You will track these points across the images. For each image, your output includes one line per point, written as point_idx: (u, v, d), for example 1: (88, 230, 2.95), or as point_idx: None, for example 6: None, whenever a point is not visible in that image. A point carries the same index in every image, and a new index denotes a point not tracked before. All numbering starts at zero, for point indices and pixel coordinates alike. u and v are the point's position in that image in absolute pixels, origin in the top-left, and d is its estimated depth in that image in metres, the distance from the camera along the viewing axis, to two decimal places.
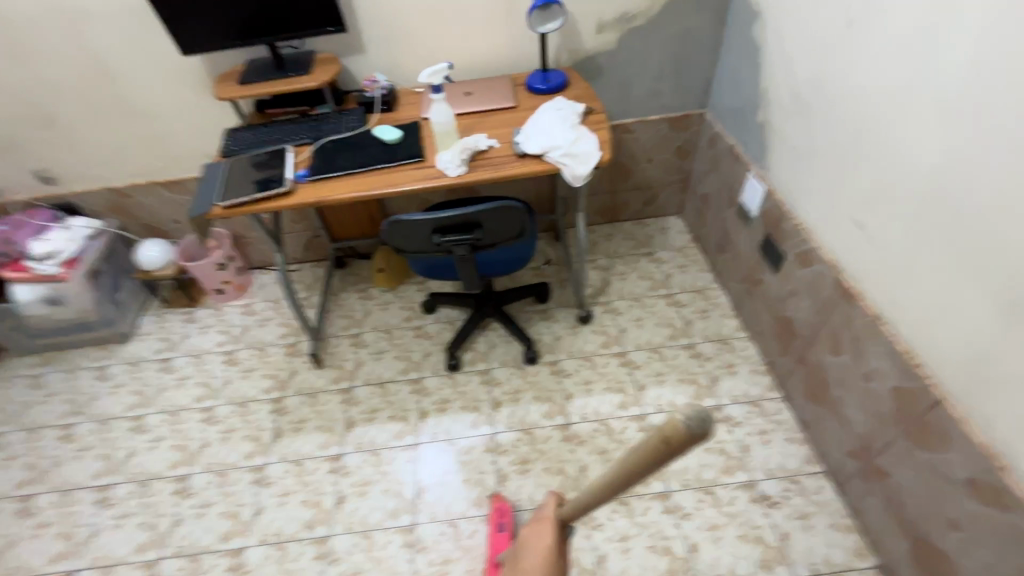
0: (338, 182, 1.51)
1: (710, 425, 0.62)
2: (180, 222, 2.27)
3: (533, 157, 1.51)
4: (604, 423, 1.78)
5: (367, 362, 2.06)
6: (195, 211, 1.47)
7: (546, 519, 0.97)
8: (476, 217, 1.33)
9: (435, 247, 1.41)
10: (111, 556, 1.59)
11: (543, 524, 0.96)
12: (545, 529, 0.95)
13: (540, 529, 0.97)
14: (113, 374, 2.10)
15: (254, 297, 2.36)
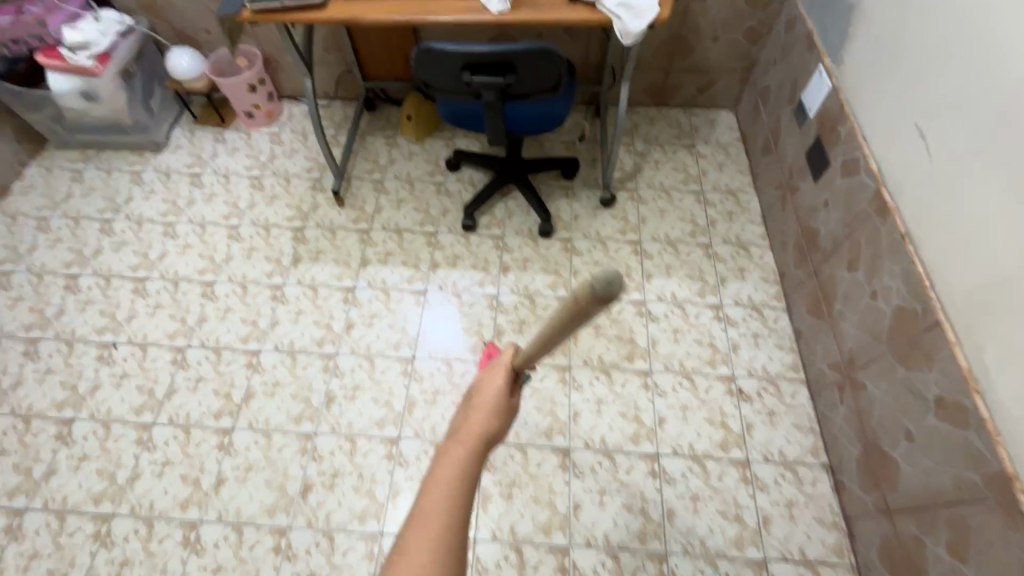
0: (372, 1, 1.40)
1: (617, 288, 0.67)
2: (211, 32, 2.19)
3: (584, 4, 1.36)
4: (603, 303, 1.85)
5: (386, 208, 2.11)
6: (224, 12, 1.41)
7: (502, 366, 0.87)
8: (511, 55, 1.24)
9: (464, 87, 1.34)
10: (148, 337, 1.81)
11: (496, 370, 0.86)
12: (497, 375, 0.85)
13: (494, 375, 0.87)
14: (148, 179, 2.20)
15: (284, 126, 2.35)
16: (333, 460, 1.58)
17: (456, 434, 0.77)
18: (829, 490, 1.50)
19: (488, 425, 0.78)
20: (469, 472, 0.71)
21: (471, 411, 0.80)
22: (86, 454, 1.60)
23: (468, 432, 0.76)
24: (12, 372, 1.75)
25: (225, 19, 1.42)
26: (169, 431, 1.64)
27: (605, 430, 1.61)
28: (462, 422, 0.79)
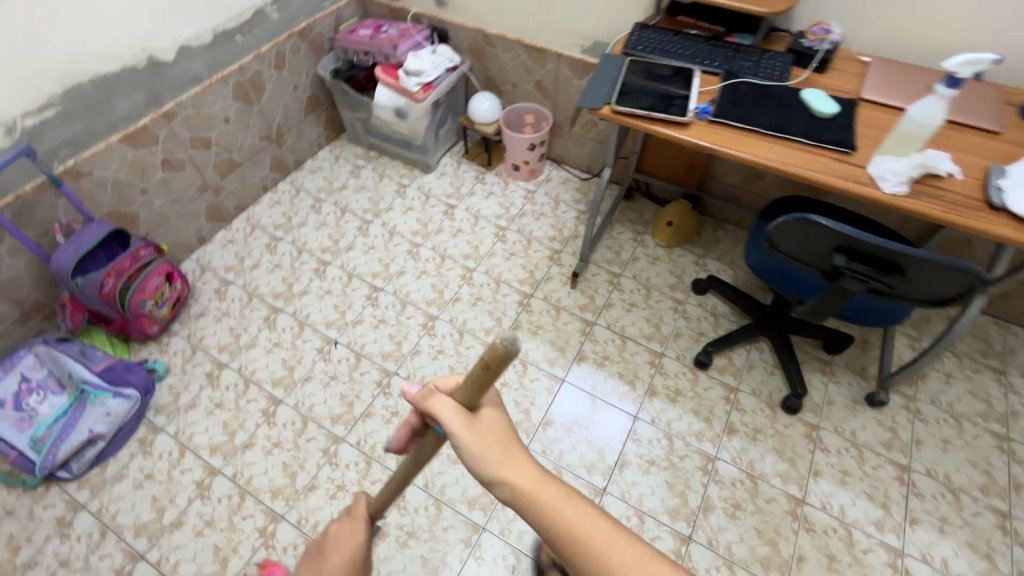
0: (743, 138, 1.28)
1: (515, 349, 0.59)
2: (516, 87, 2.29)
3: (1010, 217, 1.10)
4: (845, 528, 1.50)
5: (617, 306, 1.97)
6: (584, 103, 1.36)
7: (357, 518, 1.17)
8: (910, 259, 1.02)
9: (824, 264, 1.15)
10: (364, 349, 1.86)
11: (356, 523, 1.14)
12: (353, 527, 1.14)
13: (353, 528, 1.15)
14: (410, 195, 2.34)
15: (541, 186, 2.38)
16: (492, 567, 1.45)
17: None
18: None
19: (349, 575, 1.04)
20: None
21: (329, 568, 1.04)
22: (280, 441, 1.64)
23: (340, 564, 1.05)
24: (251, 331, 1.90)
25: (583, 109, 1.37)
26: (352, 455, 1.63)
27: None
28: None
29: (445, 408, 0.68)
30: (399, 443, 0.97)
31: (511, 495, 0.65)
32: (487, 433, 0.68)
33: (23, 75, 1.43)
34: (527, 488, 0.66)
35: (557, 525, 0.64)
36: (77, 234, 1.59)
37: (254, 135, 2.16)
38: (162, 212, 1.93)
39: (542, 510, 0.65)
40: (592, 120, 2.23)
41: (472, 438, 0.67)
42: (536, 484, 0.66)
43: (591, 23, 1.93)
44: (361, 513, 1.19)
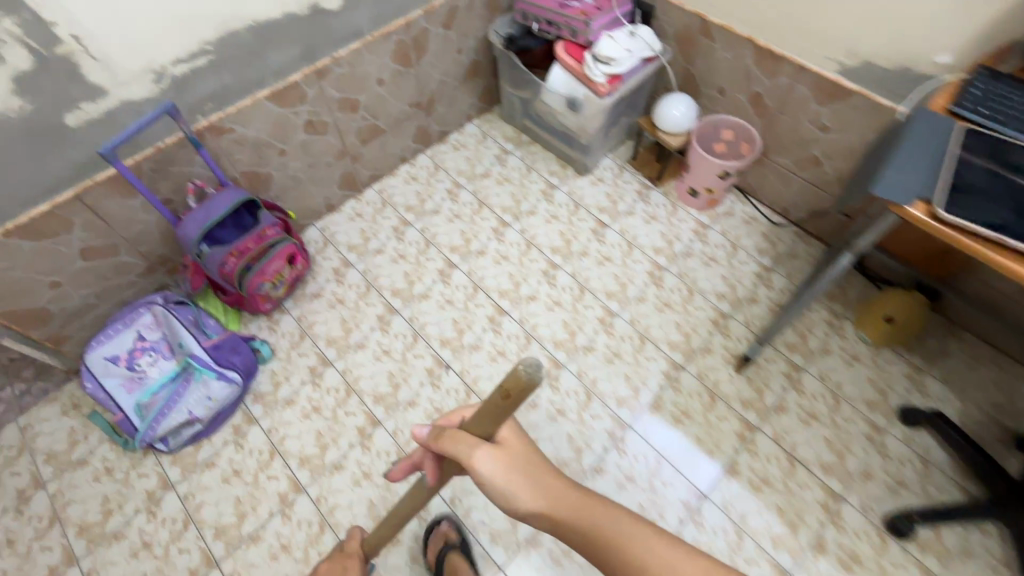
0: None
1: (537, 374, 0.58)
2: (723, 95, 1.80)
3: None
4: None
5: (789, 413, 1.55)
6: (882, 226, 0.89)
7: (349, 556, 1.22)
8: None
9: None
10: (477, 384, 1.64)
11: (348, 560, 1.21)
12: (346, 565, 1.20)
13: (343, 564, 1.21)
14: (557, 201, 2.01)
15: (716, 222, 1.93)
16: None
17: None
18: None
19: None
20: None
21: None
22: (371, 472, 1.48)
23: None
24: (362, 329, 1.72)
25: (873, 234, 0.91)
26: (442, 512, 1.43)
27: None
28: None
29: (473, 439, 0.76)
30: (404, 471, 0.93)
31: (533, 508, 0.78)
32: (513, 457, 0.78)
33: (178, 15, 1.22)
34: (539, 509, 0.78)
35: (567, 521, 0.78)
36: (209, 201, 1.42)
37: (404, 102, 1.89)
38: (297, 177, 1.76)
39: (558, 518, 0.78)
40: (814, 157, 1.71)
41: (493, 463, 0.76)
42: (547, 507, 0.78)
43: (867, 35, 1.39)
44: (356, 552, 1.23)
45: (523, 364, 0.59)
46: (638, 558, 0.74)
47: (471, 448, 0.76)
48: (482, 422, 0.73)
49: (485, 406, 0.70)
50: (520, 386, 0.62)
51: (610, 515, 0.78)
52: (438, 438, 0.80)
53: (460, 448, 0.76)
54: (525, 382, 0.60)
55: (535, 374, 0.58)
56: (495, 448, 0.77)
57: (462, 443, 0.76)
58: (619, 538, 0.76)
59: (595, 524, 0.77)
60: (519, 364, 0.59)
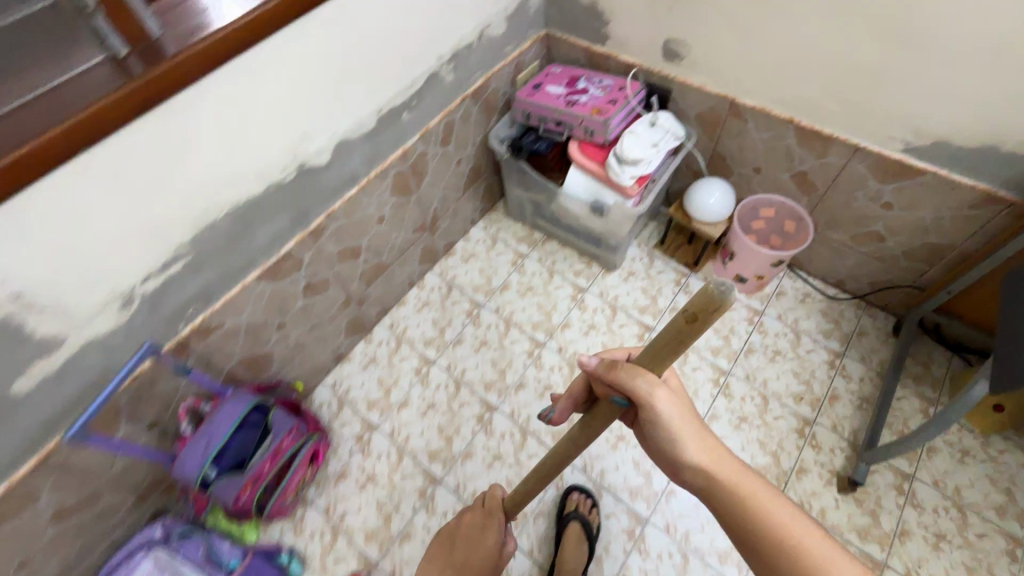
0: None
1: (723, 299, 0.62)
2: (760, 174, 1.63)
3: None
4: None
5: (914, 539, 1.36)
6: (1004, 372, 1.02)
7: (491, 515, 1.27)
8: None
9: None
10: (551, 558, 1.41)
11: (491, 520, 1.27)
12: (489, 528, 1.26)
13: (484, 525, 1.26)
14: (591, 307, 1.80)
15: (770, 306, 1.76)
16: None
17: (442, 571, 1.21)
18: None
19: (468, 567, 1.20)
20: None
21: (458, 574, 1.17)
22: None
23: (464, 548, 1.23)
24: (404, 511, 1.46)
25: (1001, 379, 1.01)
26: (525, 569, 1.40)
27: None
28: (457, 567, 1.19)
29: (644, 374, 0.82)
30: (558, 415, 1.09)
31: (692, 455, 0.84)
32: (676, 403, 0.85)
33: (186, 139, 0.96)
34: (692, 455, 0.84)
35: (711, 468, 0.84)
36: (211, 421, 1.20)
37: (407, 230, 1.67)
38: (300, 342, 1.51)
39: (702, 459, 0.84)
40: (875, 232, 1.54)
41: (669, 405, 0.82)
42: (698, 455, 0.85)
43: (937, 114, 1.23)
44: (496, 507, 1.29)
45: (718, 281, 0.62)
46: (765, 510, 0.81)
47: (650, 383, 0.79)
48: (654, 351, 0.77)
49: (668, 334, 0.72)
50: (713, 303, 0.65)
51: (739, 469, 0.85)
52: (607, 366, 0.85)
53: (641, 382, 0.79)
54: (710, 307, 0.64)
55: (723, 294, 0.61)
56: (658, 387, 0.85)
57: (640, 379, 0.80)
58: (750, 488, 0.83)
59: (727, 475, 0.83)
60: (710, 282, 0.62)
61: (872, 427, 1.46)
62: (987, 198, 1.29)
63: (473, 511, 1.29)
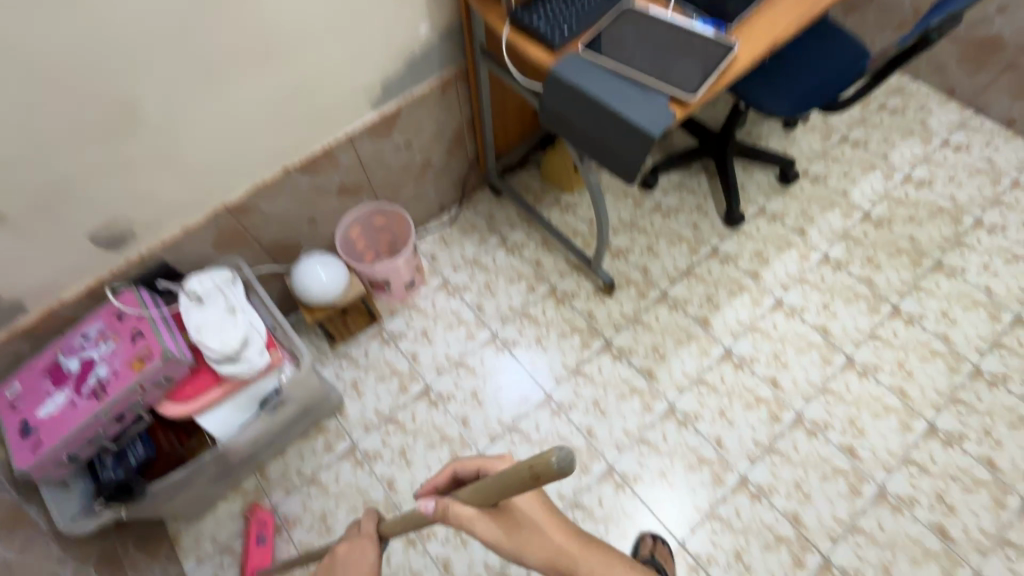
0: (760, 16, 1.12)
1: (568, 465, 0.56)
2: (317, 219, 1.51)
3: None
4: (891, 198, 1.92)
5: (650, 263, 1.81)
6: (622, 169, 1.07)
7: (367, 537, 0.92)
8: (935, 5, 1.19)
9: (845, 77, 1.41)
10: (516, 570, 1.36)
11: (363, 542, 0.91)
12: (364, 548, 0.91)
13: (358, 550, 0.90)
14: (379, 445, 1.53)
15: (443, 271, 1.81)
16: (923, 488, 1.44)
17: None
18: None
19: None
20: None
21: None
22: None
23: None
24: None
25: (627, 174, 1.06)
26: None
27: (1013, 283, 1.74)
28: None
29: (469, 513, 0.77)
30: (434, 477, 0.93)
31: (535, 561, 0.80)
32: (514, 521, 0.78)
33: None
34: (542, 557, 0.79)
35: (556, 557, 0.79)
36: None
37: None
38: None
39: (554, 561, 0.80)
40: (423, 162, 1.67)
41: (491, 532, 0.77)
42: (549, 553, 0.79)
43: (361, 74, 1.29)
44: (373, 531, 0.94)
45: (557, 454, 0.56)
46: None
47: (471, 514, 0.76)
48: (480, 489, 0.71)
49: (509, 475, 0.63)
50: (551, 474, 0.57)
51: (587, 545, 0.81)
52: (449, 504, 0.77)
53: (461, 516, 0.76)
54: (536, 474, 0.59)
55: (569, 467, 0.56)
56: (487, 514, 0.77)
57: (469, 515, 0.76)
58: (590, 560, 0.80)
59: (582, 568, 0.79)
60: (553, 455, 0.55)
61: (571, 248, 1.76)
62: (444, 84, 1.48)
63: (347, 541, 0.93)
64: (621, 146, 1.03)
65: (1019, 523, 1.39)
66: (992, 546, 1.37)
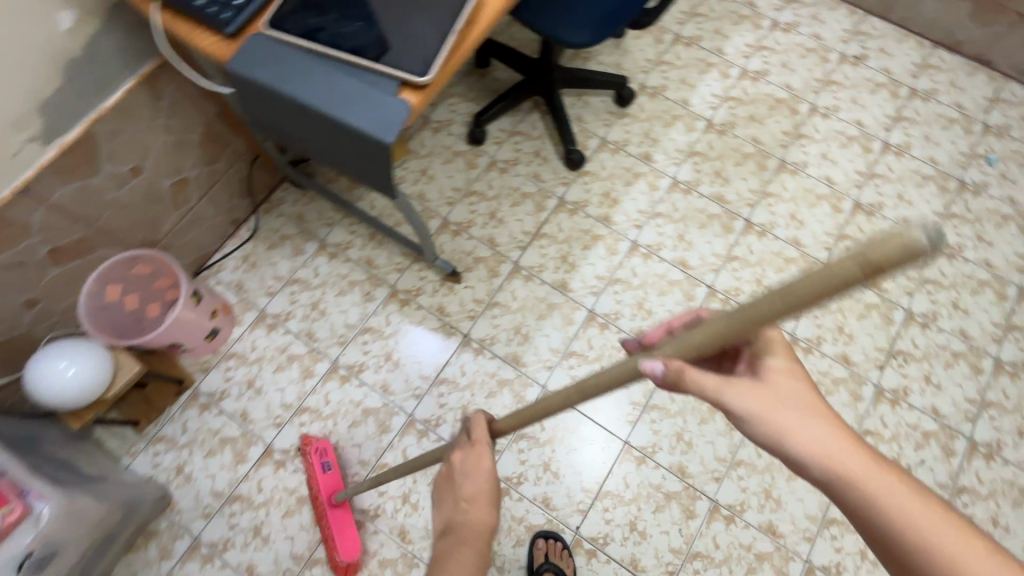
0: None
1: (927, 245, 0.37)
2: (42, 299, 1.16)
3: None
4: (731, 100, 1.80)
5: (495, 234, 1.61)
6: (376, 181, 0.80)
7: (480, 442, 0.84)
8: None
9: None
10: None
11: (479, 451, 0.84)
12: (483, 456, 0.84)
13: (478, 454, 0.84)
14: (227, 531, 1.32)
15: (256, 302, 1.52)
16: None
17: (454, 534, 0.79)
18: (955, 54, 1.87)
19: (486, 521, 0.81)
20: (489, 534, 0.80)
21: (469, 502, 0.82)
22: None
23: (467, 531, 0.79)
24: None
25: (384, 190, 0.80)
26: None
27: (850, 167, 1.72)
28: (463, 514, 0.81)
29: (721, 381, 0.60)
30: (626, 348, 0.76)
31: (798, 455, 0.58)
32: (784, 395, 0.60)
33: None
34: (810, 453, 0.57)
35: (831, 464, 0.57)
36: None
37: None
38: None
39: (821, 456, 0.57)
40: (175, 183, 1.31)
41: (749, 403, 0.60)
42: (822, 449, 0.57)
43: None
44: (488, 435, 0.86)
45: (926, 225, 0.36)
46: (929, 539, 0.52)
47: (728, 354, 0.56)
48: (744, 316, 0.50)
49: (822, 274, 0.42)
50: (910, 257, 0.37)
51: (896, 480, 0.56)
52: (685, 366, 0.59)
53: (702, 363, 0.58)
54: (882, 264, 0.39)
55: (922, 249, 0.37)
56: (741, 384, 0.60)
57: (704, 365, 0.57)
58: (894, 497, 0.54)
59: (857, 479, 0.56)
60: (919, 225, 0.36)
61: (400, 239, 1.51)
62: (149, 83, 1.09)
63: (460, 446, 0.86)
64: (358, 154, 0.77)
65: (875, 411, 1.46)
66: None
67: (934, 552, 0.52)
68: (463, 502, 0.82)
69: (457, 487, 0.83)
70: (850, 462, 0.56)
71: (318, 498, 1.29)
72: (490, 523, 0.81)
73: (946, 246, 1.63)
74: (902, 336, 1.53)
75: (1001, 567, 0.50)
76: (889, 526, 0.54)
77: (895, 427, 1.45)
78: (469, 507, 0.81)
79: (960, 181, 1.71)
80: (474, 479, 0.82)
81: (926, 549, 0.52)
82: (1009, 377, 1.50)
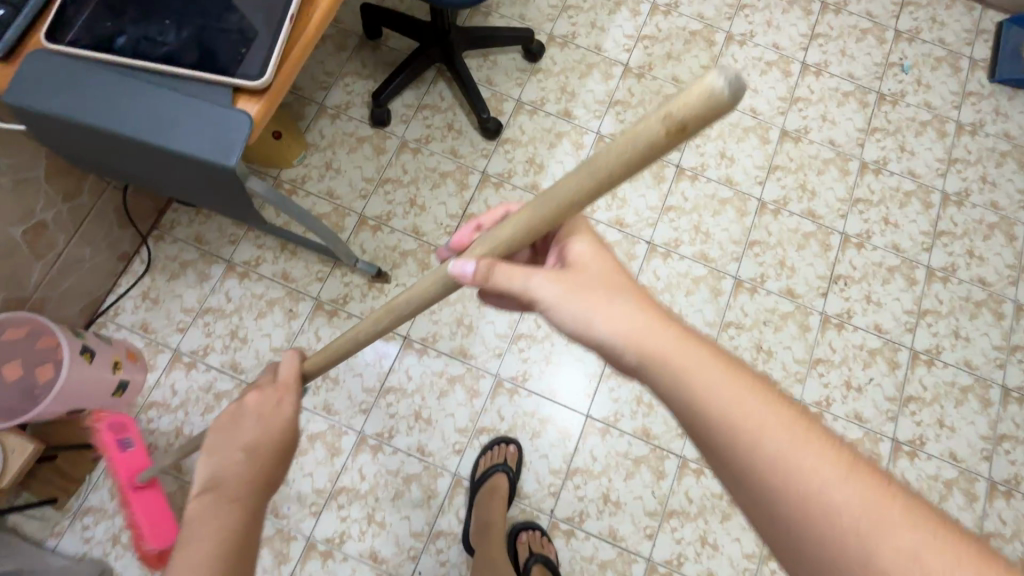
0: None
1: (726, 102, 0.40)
2: None
3: None
4: (645, 39, 1.69)
5: (418, 222, 1.49)
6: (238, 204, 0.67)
7: (286, 388, 0.83)
8: None
9: None
10: None
11: (280, 390, 0.82)
12: (283, 399, 0.80)
13: (280, 397, 0.81)
14: None
15: (166, 342, 1.36)
16: (744, 345, 1.46)
17: (218, 486, 0.69)
18: None
19: (258, 471, 0.73)
20: (257, 477, 0.72)
21: (240, 450, 0.73)
22: None
23: (235, 484, 0.70)
24: None
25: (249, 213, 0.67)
26: None
27: (773, 94, 1.68)
28: (222, 470, 0.71)
29: (527, 270, 0.63)
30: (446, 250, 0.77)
31: (596, 327, 0.60)
32: (588, 280, 0.63)
33: None
34: (614, 335, 0.59)
35: (624, 332, 0.59)
36: None
37: None
38: None
39: (624, 335, 0.59)
40: (30, 230, 1.12)
41: (554, 291, 0.62)
42: (624, 330, 0.59)
43: None
44: (294, 379, 0.85)
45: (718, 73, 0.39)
46: (720, 402, 0.53)
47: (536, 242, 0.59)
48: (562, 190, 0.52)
49: (626, 136, 0.45)
50: (709, 112, 0.41)
51: (689, 348, 0.57)
52: (492, 262, 0.62)
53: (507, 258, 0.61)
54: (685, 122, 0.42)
55: (727, 102, 0.40)
56: (552, 276, 0.63)
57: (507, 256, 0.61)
58: (682, 363, 0.56)
59: (654, 353, 0.58)
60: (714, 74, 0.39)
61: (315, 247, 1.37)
62: None
63: (258, 389, 0.81)
64: (207, 180, 0.64)
65: (822, 338, 1.48)
66: (807, 372, 1.45)
67: (708, 398, 0.54)
68: (241, 452, 0.74)
69: (236, 434, 0.75)
70: (651, 338, 0.58)
71: (120, 480, 1.22)
72: (269, 479, 0.73)
73: (871, 163, 1.63)
74: (840, 260, 1.54)
75: (783, 423, 0.51)
76: (683, 394, 0.56)
77: (843, 351, 1.47)
78: (238, 458, 0.73)
79: (879, 93, 1.70)
80: (260, 427, 0.76)
81: (713, 410, 0.53)
82: (942, 282, 1.53)
